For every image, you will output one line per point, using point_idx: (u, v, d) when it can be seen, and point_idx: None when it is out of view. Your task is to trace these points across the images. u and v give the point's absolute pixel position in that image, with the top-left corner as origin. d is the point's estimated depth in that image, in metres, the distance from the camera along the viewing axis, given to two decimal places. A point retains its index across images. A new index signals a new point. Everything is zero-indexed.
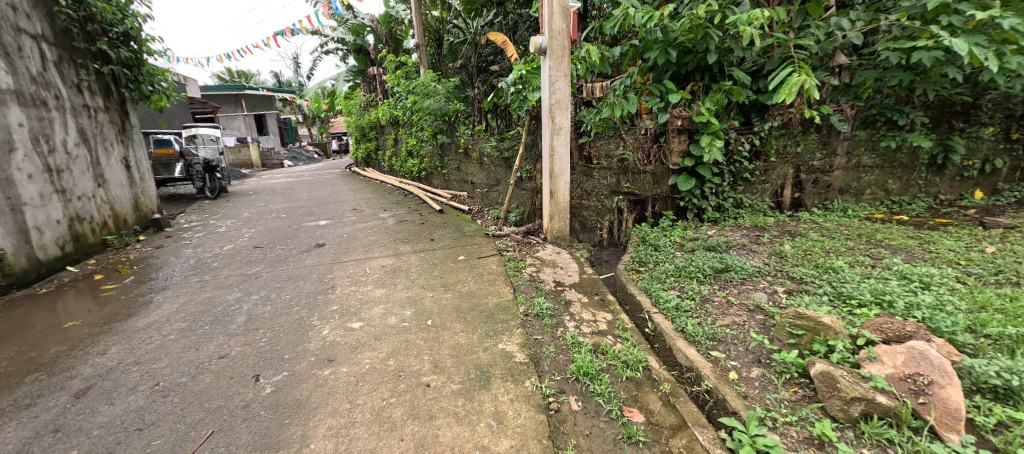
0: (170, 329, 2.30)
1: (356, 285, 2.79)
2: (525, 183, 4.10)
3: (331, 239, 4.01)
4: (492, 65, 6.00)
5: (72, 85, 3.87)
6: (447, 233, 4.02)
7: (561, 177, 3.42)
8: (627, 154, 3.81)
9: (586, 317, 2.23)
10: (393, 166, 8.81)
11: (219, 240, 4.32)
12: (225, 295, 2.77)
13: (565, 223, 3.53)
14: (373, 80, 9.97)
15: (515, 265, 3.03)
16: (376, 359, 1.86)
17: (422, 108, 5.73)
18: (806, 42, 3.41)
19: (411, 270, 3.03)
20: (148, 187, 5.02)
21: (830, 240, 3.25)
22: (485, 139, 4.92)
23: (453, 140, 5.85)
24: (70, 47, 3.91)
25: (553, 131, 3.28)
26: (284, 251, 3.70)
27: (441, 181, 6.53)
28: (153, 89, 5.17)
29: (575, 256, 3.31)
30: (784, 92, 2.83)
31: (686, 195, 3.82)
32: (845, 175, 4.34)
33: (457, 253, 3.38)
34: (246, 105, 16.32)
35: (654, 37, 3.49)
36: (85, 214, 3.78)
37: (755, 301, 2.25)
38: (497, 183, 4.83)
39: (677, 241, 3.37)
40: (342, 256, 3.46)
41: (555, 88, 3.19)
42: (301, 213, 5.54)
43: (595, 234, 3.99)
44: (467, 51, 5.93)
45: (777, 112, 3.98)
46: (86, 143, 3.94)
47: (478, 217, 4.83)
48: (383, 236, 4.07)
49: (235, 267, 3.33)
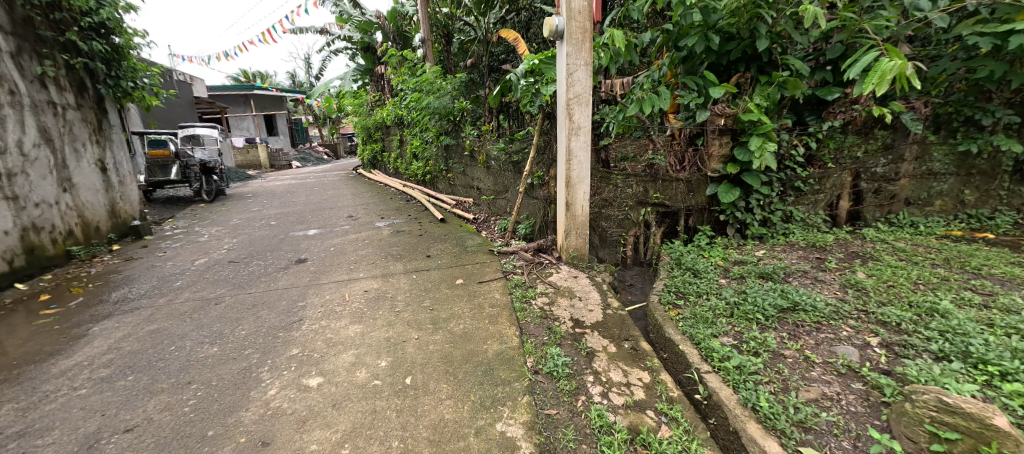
0: (87, 378, 1.83)
1: (329, 318, 2.28)
2: (537, 191, 3.55)
3: (315, 254, 3.53)
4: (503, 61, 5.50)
5: (33, 78, 3.48)
6: (446, 248, 3.50)
7: (580, 185, 2.85)
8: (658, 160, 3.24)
9: (616, 377, 1.67)
10: (398, 168, 8.36)
11: (195, 252, 3.87)
12: (172, 328, 2.29)
13: (584, 240, 2.96)
14: (381, 79, 9.56)
15: (522, 294, 2.49)
16: (325, 445, 1.35)
17: (426, 106, 5.26)
18: (880, 24, 2.78)
19: (397, 298, 2.51)
20: (129, 190, 4.64)
21: (913, 267, 2.63)
22: (493, 140, 4.41)
23: (458, 142, 5.37)
24: (34, 37, 3.53)
25: (570, 131, 2.73)
26: (259, 268, 3.23)
27: (446, 186, 6.03)
28: (136, 85, 4.80)
29: (596, 281, 2.75)
30: (878, 82, 2.37)
31: (728, 207, 3.20)
32: (915, 184, 3.66)
33: (455, 275, 2.86)
34: (255, 105, 16.25)
35: (690, 21, 2.92)
36: (45, 223, 3.40)
37: (844, 360, 1.69)
38: (505, 190, 4.29)
39: (720, 264, 2.79)
40: (321, 276, 2.96)
41: (574, 80, 2.64)
42: (292, 219, 5.10)
43: (618, 252, 3.42)
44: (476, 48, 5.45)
45: (839, 109, 3.33)
46: (49, 143, 3.55)
47: (483, 227, 4.31)
48: (374, 250, 3.57)
49: (197, 288, 2.86)
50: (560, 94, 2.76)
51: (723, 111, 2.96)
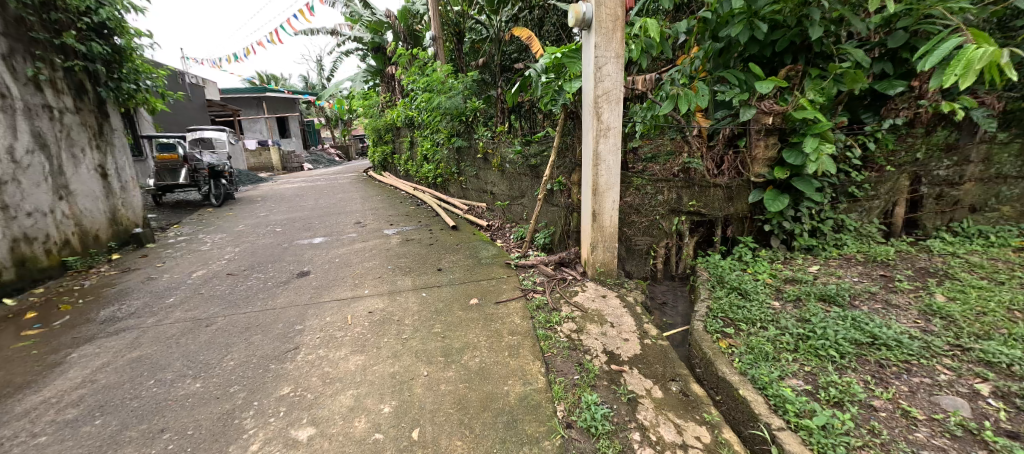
0: (50, 422, 1.59)
1: (327, 346, 2.02)
2: (558, 197, 3.25)
3: (318, 266, 3.29)
4: (518, 59, 5.22)
5: (27, 81, 3.32)
6: (458, 260, 3.21)
7: (608, 193, 2.54)
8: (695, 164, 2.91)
9: (668, 435, 1.37)
10: (408, 170, 8.13)
11: (194, 262, 3.66)
12: (155, 355, 2.05)
13: (612, 254, 2.65)
14: (391, 79, 9.37)
15: (545, 318, 2.19)
16: None
17: (436, 106, 5.01)
18: (957, 7, 2.41)
19: (404, 321, 2.23)
20: (131, 197, 4.49)
21: (1002, 288, 2.26)
22: (508, 142, 4.11)
23: (471, 143, 5.10)
24: (28, 38, 3.36)
25: (598, 133, 2.42)
26: (257, 282, 3.00)
27: (458, 189, 5.77)
28: (139, 88, 4.64)
29: (628, 301, 2.43)
30: (962, 73, 2.00)
31: (774, 216, 2.85)
32: (981, 189, 3.17)
33: (469, 293, 2.57)
34: (267, 107, 16.27)
35: (731, 8, 2.59)
36: (38, 232, 3.23)
37: (957, 418, 1.36)
38: (521, 195, 4.00)
39: (769, 283, 2.45)
40: (323, 292, 2.71)
41: (603, 75, 2.34)
42: (298, 226, 4.88)
43: (647, 265, 3.09)
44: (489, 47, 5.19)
45: (900, 104, 2.97)
46: (44, 149, 3.39)
47: (498, 236, 4.02)
48: (381, 261, 3.30)
49: (190, 306, 2.64)
50: (586, 91, 2.46)
51: (771, 109, 2.62)
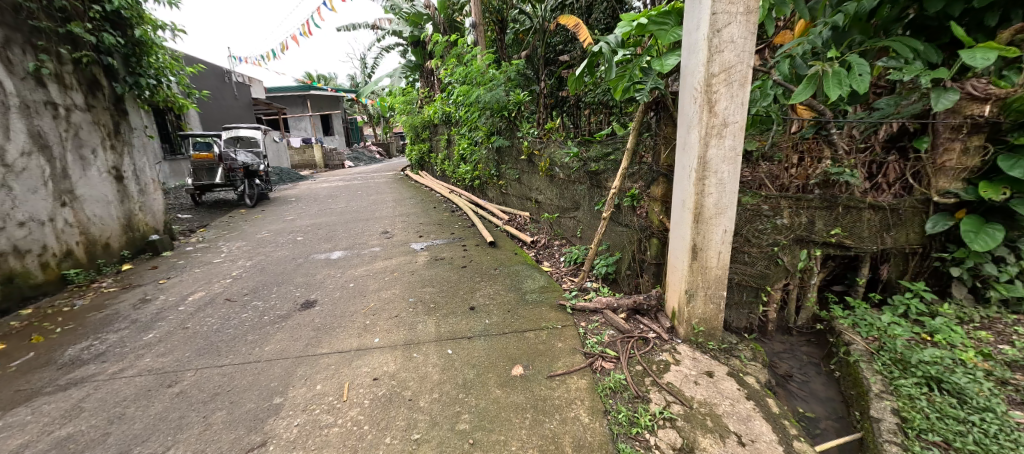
0: None
1: (304, 446, 1.38)
2: (629, 216, 2.47)
3: (327, 293, 2.71)
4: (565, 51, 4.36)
5: (26, 75, 2.99)
6: (496, 294, 2.51)
7: (718, 221, 1.71)
8: (849, 174, 1.99)
9: None
10: (445, 171, 7.57)
11: (198, 279, 3.20)
12: (84, 439, 1.50)
13: (717, 307, 1.82)
14: (430, 74, 8.86)
15: (628, 417, 1.43)
16: None
17: (474, 100, 4.34)
18: None
19: (418, 403, 1.56)
20: (151, 200, 4.19)
21: None
22: (560, 142, 3.35)
23: (513, 143, 4.40)
24: (28, 28, 3.03)
25: (707, 130, 1.61)
26: (253, 315, 2.46)
27: (497, 194, 5.10)
28: (159, 84, 4.33)
29: (750, 385, 1.61)
30: None
31: (968, 256, 1.90)
32: None
33: (511, 354, 1.86)
34: (311, 106, 16.52)
35: None
36: (32, 244, 2.89)
37: None
38: (575, 207, 3.24)
39: (986, 371, 1.54)
40: (323, 338, 2.11)
41: (721, 42, 1.52)
42: (321, 234, 4.40)
43: (754, 313, 2.25)
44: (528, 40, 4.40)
45: None
46: (45, 150, 3.06)
47: (545, 257, 3.29)
48: (402, 290, 2.67)
49: (165, 349, 2.12)
50: (690, 68, 1.65)
51: (986, 92, 1.72)
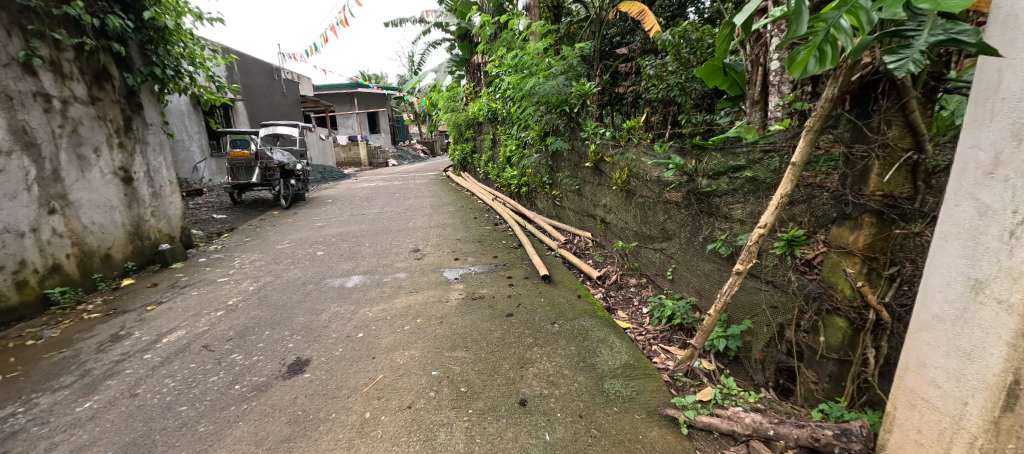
0: None
1: None
2: (779, 270, 1.55)
3: (326, 349, 2.00)
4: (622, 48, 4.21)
5: (10, 60, 2.56)
6: (557, 377, 1.67)
7: None
8: None
9: None
10: (489, 174, 6.84)
11: (188, 308, 2.63)
12: None
13: None
14: (477, 70, 8.18)
15: None
16: None
17: (527, 92, 3.51)
18: None
19: None
20: (166, 205, 3.76)
21: None
22: (645, 147, 2.45)
23: (572, 145, 3.54)
24: (17, 7, 2.61)
25: None
26: (222, 380, 1.79)
27: (549, 205, 4.27)
28: (180, 73, 3.91)
29: None
30: None
31: None
32: None
33: None
34: (359, 104, 16.56)
35: None
36: (5, 260, 2.45)
37: None
38: (664, 237, 2.34)
39: None
40: (294, 448, 1.37)
41: None
42: (344, 250, 3.79)
43: None
44: (589, 31, 3.72)
45: None
46: (29, 148, 2.63)
47: (619, 305, 2.41)
48: (424, 354, 1.90)
49: (86, 439, 1.48)
50: None
51: None
